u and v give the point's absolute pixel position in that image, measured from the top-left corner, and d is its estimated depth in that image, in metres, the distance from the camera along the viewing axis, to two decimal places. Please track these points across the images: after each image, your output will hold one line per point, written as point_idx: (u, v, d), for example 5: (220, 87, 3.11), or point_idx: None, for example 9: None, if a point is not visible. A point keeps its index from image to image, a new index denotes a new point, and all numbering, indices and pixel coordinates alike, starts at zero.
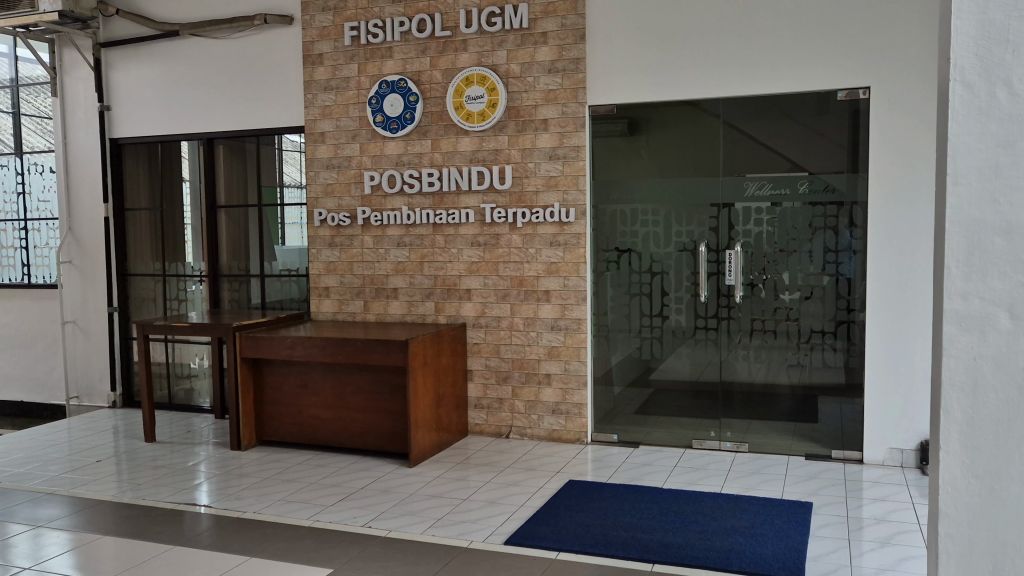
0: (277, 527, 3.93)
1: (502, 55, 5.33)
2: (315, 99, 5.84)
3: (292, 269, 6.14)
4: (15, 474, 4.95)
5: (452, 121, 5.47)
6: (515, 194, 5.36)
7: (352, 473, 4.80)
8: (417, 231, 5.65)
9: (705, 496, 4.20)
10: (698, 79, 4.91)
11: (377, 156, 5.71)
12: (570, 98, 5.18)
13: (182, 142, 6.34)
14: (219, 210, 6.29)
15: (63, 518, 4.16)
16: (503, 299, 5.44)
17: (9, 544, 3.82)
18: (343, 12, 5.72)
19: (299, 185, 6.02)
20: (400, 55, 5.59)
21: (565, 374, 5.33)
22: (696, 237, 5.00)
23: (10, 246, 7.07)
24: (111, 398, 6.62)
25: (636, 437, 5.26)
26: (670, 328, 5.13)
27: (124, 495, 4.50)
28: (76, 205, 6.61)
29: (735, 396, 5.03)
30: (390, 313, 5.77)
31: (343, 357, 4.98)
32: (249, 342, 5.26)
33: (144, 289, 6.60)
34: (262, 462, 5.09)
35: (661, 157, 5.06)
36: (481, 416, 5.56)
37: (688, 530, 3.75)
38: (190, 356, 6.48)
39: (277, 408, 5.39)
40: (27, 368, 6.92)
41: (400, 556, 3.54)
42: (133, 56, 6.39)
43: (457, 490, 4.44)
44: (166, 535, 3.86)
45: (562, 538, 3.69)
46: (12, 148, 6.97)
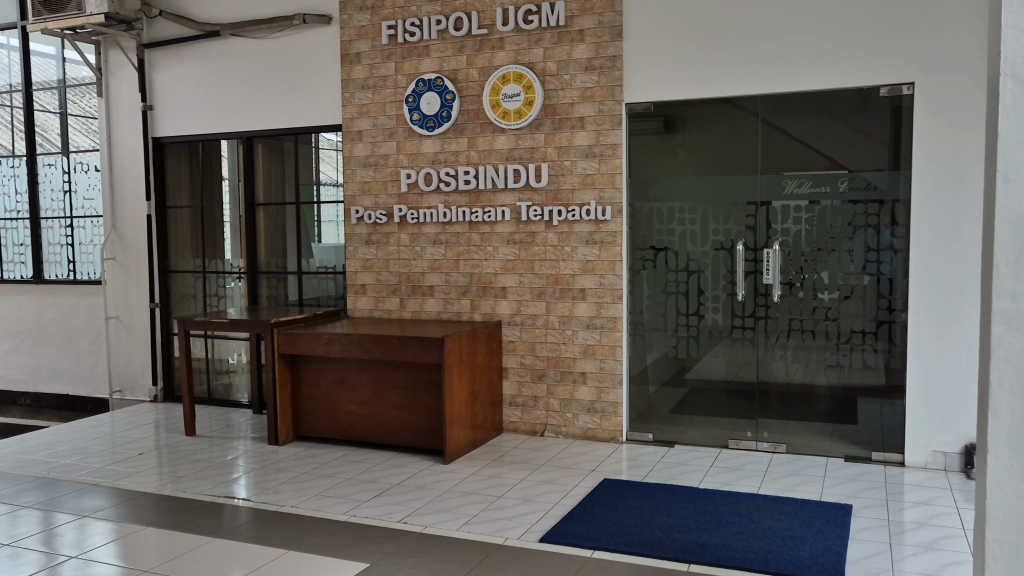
0: (315, 521, 3.98)
1: (538, 53, 5.32)
2: (352, 98, 5.89)
3: (329, 267, 6.20)
4: (61, 465, 5.08)
5: (488, 119, 5.47)
6: (551, 192, 5.35)
7: (388, 469, 4.84)
8: (453, 229, 5.67)
9: (741, 496, 4.16)
10: (735, 76, 4.86)
11: (413, 154, 5.74)
12: (606, 95, 5.16)
13: (223, 141, 6.44)
14: (258, 208, 6.37)
15: (107, 508, 4.26)
16: (539, 297, 5.44)
17: (56, 533, 3.92)
18: (381, 11, 5.76)
19: (336, 184, 6.07)
20: (437, 54, 5.61)
21: (600, 373, 5.32)
22: (733, 236, 4.95)
23: (56, 243, 7.27)
24: (152, 392, 6.76)
25: (672, 436, 5.23)
26: (706, 327, 5.09)
27: (165, 487, 4.58)
28: (119, 202, 6.76)
29: (772, 396, 4.96)
30: (426, 310, 5.80)
31: (380, 354, 5.02)
32: (287, 338, 5.32)
33: (184, 286, 6.71)
34: (299, 457, 5.15)
35: (697, 155, 5.01)
36: (516, 413, 5.57)
37: (725, 530, 3.72)
38: (229, 351, 6.58)
39: (315, 403, 5.45)
40: (72, 362, 7.08)
41: (435, 552, 3.57)
42: (176, 56, 6.51)
43: (491, 487, 4.45)
44: (207, 528, 3.92)
45: (598, 536, 3.69)
46: (59, 148, 7.16)
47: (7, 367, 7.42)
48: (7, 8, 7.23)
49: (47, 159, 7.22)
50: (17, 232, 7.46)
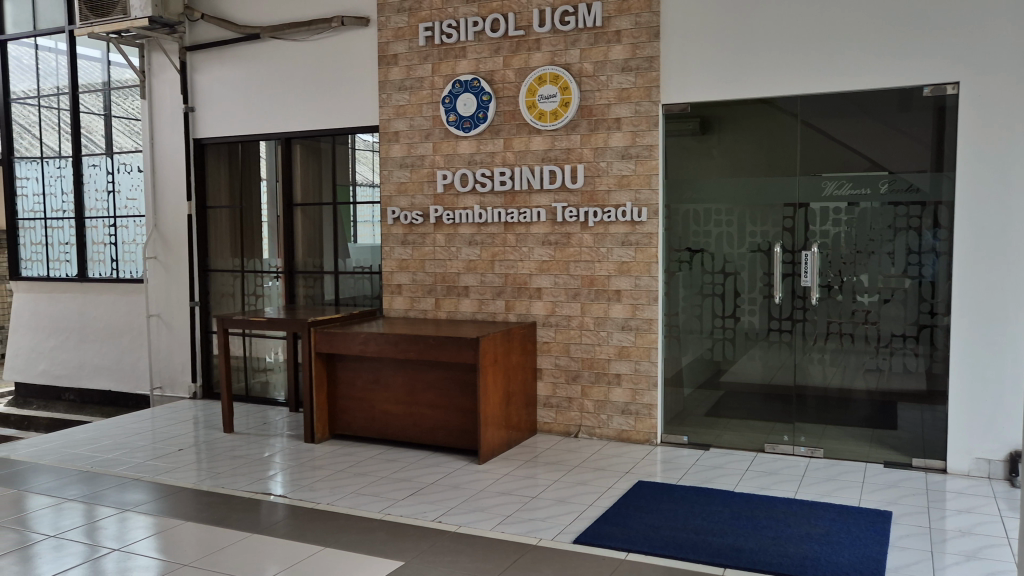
0: (351, 519, 4.01)
1: (575, 53, 5.32)
2: (389, 99, 5.95)
3: (365, 267, 6.25)
4: (104, 460, 5.19)
5: (524, 120, 5.48)
6: (587, 193, 5.35)
7: (423, 468, 4.87)
8: (488, 229, 5.69)
9: (777, 501, 4.12)
10: (774, 76, 4.81)
11: (449, 155, 5.77)
12: (643, 96, 5.14)
13: (262, 142, 6.53)
14: (296, 208, 6.45)
15: (148, 502, 4.34)
16: (574, 298, 5.44)
17: (98, 526, 4.00)
18: (418, 13, 5.79)
19: (372, 185, 6.13)
20: (474, 55, 5.63)
21: (635, 374, 5.30)
22: (770, 238, 4.90)
23: (100, 242, 7.43)
24: (191, 390, 6.87)
25: (707, 439, 5.20)
26: (742, 329, 5.05)
27: (203, 483, 4.66)
28: (161, 202, 6.90)
29: (809, 400, 4.91)
30: (461, 310, 5.82)
31: (415, 354, 5.06)
32: (324, 337, 5.39)
33: (223, 285, 6.82)
34: (335, 455, 5.20)
35: (734, 156, 4.97)
36: (550, 414, 5.57)
37: (760, 535, 3.69)
38: (266, 350, 6.67)
39: (350, 402, 5.50)
40: (114, 359, 7.22)
41: (468, 551, 3.59)
42: (217, 58, 6.62)
43: (526, 488, 4.46)
44: (244, 523, 3.99)
45: (632, 538, 3.68)
46: (103, 149, 7.31)
47: (51, 363, 7.59)
48: (56, 12, 7.41)
49: (92, 160, 7.38)
50: (63, 231, 7.64)
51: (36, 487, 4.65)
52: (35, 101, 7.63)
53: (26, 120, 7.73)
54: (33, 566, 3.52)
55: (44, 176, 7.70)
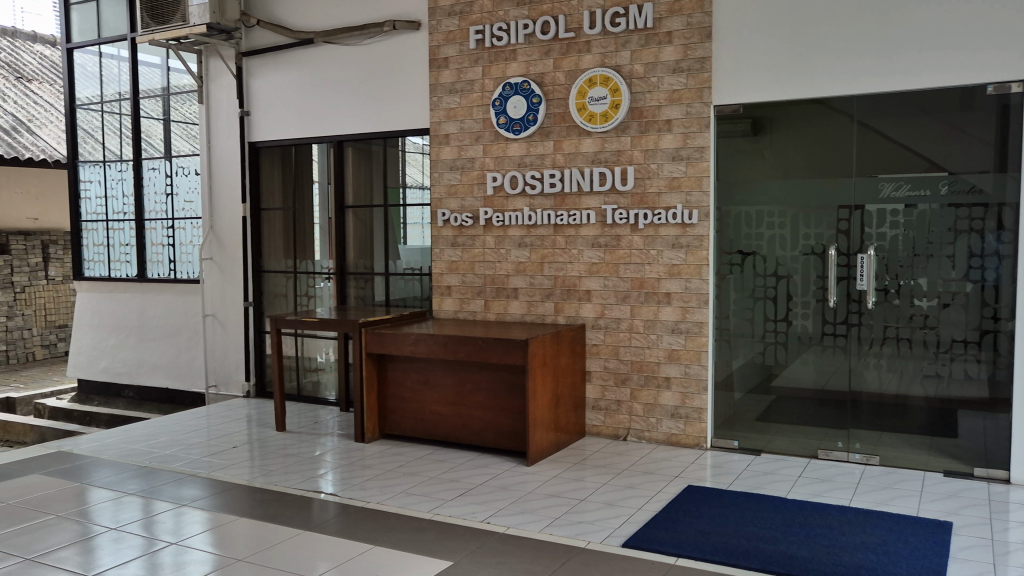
0: (401, 518, 4.05)
1: (626, 55, 5.30)
2: (440, 102, 5.99)
3: (415, 268, 6.31)
4: (162, 455, 5.33)
5: (575, 122, 5.47)
6: (638, 196, 5.32)
7: (473, 469, 4.90)
8: (538, 231, 5.69)
9: (831, 509, 4.05)
10: (829, 75, 4.73)
11: (499, 157, 5.78)
12: (695, 97, 5.10)
13: (315, 144, 6.63)
14: (348, 210, 6.53)
15: (204, 498, 4.44)
16: (624, 300, 5.42)
17: (156, 520, 4.11)
18: (469, 16, 5.82)
19: (422, 187, 6.18)
20: (525, 57, 5.64)
21: (685, 378, 5.26)
22: (825, 240, 4.82)
23: (158, 243, 7.62)
24: (245, 388, 7.01)
25: (758, 444, 5.13)
26: (795, 333, 4.97)
27: (257, 480, 4.76)
28: (218, 205, 7.07)
29: (864, 406, 4.81)
30: (511, 312, 5.84)
31: (465, 355, 5.09)
32: (375, 338, 5.45)
33: (277, 285, 6.94)
34: (385, 454, 5.26)
35: (785, 157, 4.90)
36: (599, 417, 5.56)
37: (814, 542, 3.62)
38: (318, 349, 6.77)
39: (400, 402, 5.56)
40: (171, 358, 7.40)
41: (518, 552, 3.60)
42: (271, 63, 6.74)
43: (575, 490, 4.46)
44: (297, 520, 4.05)
45: (682, 543, 3.65)
46: (162, 153, 7.50)
47: (112, 361, 7.80)
48: (118, 21, 7.64)
49: (152, 164, 7.58)
50: (124, 232, 7.86)
51: (98, 481, 4.80)
52: (99, 107, 7.87)
53: (90, 125, 7.97)
54: (94, 558, 3.63)
55: (106, 179, 7.93)
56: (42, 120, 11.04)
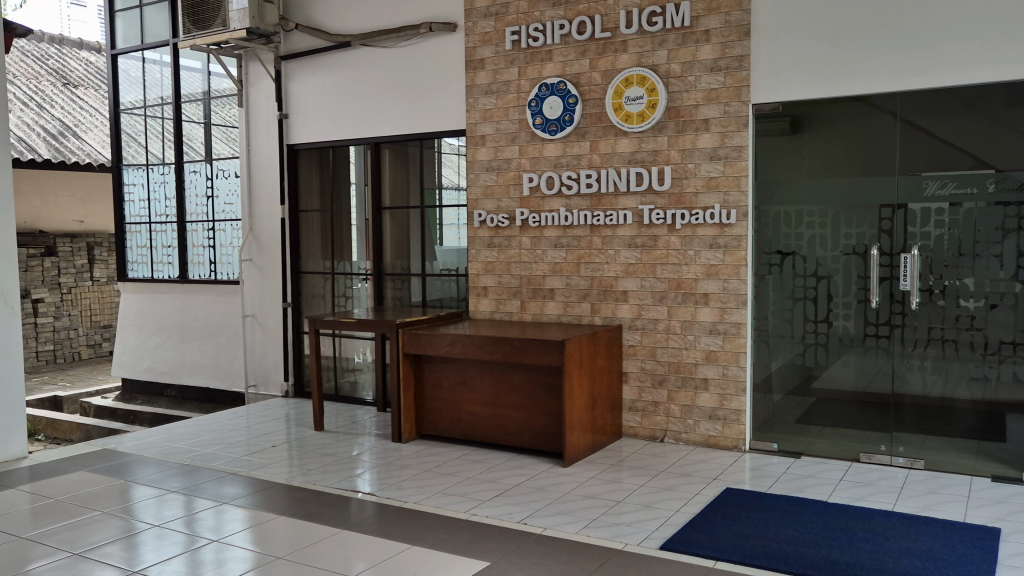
0: (438, 518, 4.07)
1: (663, 55, 5.27)
2: (476, 103, 6.00)
3: (451, 269, 6.33)
4: (203, 454, 5.41)
5: (611, 122, 5.45)
6: (675, 196, 5.28)
7: (509, 470, 4.90)
8: (575, 231, 5.68)
9: (874, 513, 3.98)
10: (870, 72, 4.66)
11: (536, 157, 5.78)
12: (733, 97, 5.05)
13: (352, 147, 6.70)
14: (384, 212, 6.57)
15: (244, 496, 4.50)
16: (661, 301, 5.38)
17: (197, 518, 4.17)
18: (505, 17, 5.83)
19: (458, 188, 6.20)
20: (561, 57, 5.63)
21: (723, 379, 5.21)
22: (867, 240, 4.74)
23: (199, 245, 7.75)
24: (284, 388, 7.09)
25: (798, 447, 5.07)
26: (837, 334, 4.90)
27: (295, 479, 4.80)
28: (258, 207, 7.16)
29: (907, 409, 4.72)
30: (547, 313, 5.83)
31: (502, 355, 5.09)
32: (412, 339, 5.48)
33: (315, 286, 7.02)
34: (422, 454, 5.29)
35: (825, 156, 4.83)
36: (636, 418, 5.53)
37: (857, 548, 3.57)
38: (355, 350, 6.83)
39: (437, 402, 5.58)
40: (212, 358, 7.52)
41: (555, 554, 3.59)
42: (309, 66, 6.82)
43: (612, 492, 4.44)
44: (335, 519, 4.09)
45: (721, 546, 3.61)
46: (203, 156, 7.63)
47: (154, 360, 7.94)
48: (160, 27, 7.78)
49: (193, 167, 7.71)
50: (166, 235, 8.00)
51: (141, 478, 4.88)
52: (142, 111, 8.03)
53: (134, 129, 8.13)
54: (138, 554, 3.70)
55: (149, 182, 8.08)
56: (87, 125, 11.27)
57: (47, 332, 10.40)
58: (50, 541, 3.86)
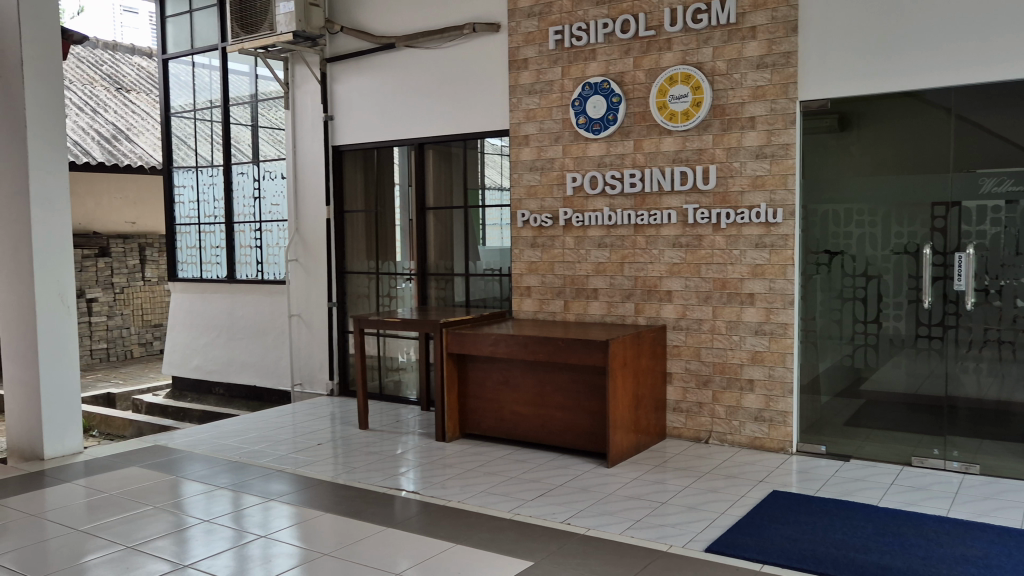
0: (482, 517, 4.09)
1: (708, 52, 5.22)
2: (520, 103, 6.01)
3: (494, 269, 6.35)
4: (251, 451, 5.50)
5: (655, 121, 5.42)
6: (720, 195, 5.23)
7: (552, 470, 4.90)
8: (618, 231, 5.65)
9: (927, 519, 3.89)
10: (922, 67, 4.56)
11: (579, 157, 5.76)
12: (780, 94, 4.98)
13: (396, 148, 6.75)
14: (428, 212, 6.61)
15: (290, 493, 4.57)
16: (705, 301, 5.33)
17: (244, 514, 4.24)
18: (549, 17, 5.82)
19: (501, 188, 6.22)
20: (605, 56, 5.61)
21: (769, 380, 5.14)
22: (919, 239, 4.64)
23: (246, 245, 7.88)
24: (329, 387, 7.17)
25: (847, 450, 4.98)
26: (887, 335, 4.80)
27: (340, 477, 4.86)
28: (304, 208, 7.26)
29: (961, 412, 4.60)
30: (591, 313, 5.82)
31: (545, 355, 5.09)
32: (455, 338, 5.51)
33: (359, 286, 7.09)
34: (465, 453, 5.31)
35: (875, 154, 4.74)
36: (680, 419, 5.48)
37: (909, 554, 3.49)
38: (399, 349, 6.88)
39: (480, 402, 5.60)
40: (260, 356, 7.64)
41: (598, 555, 3.58)
42: (354, 68, 6.89)
43: (656, 493, 4.41)
44: (380, 517, 4.13)
45: (768, 550, 3.57)
46: (249, 158, 7.75)
47: (203, 359, 8.10)
48: (209, 31, 7.94)
49: (240, 168, 7.85)
50: (214, 235, 8.16)
51: (191, 474, 4.99)
52: (192, 115, 8.19)
53: (183, 132, 8.30)
54: (189, 548, 3.77)
55: (198, 184, 8.24)
56: (139, 129, 11.52)
57: (100, 331, 10.68)
58: (104, 534, 3.96)
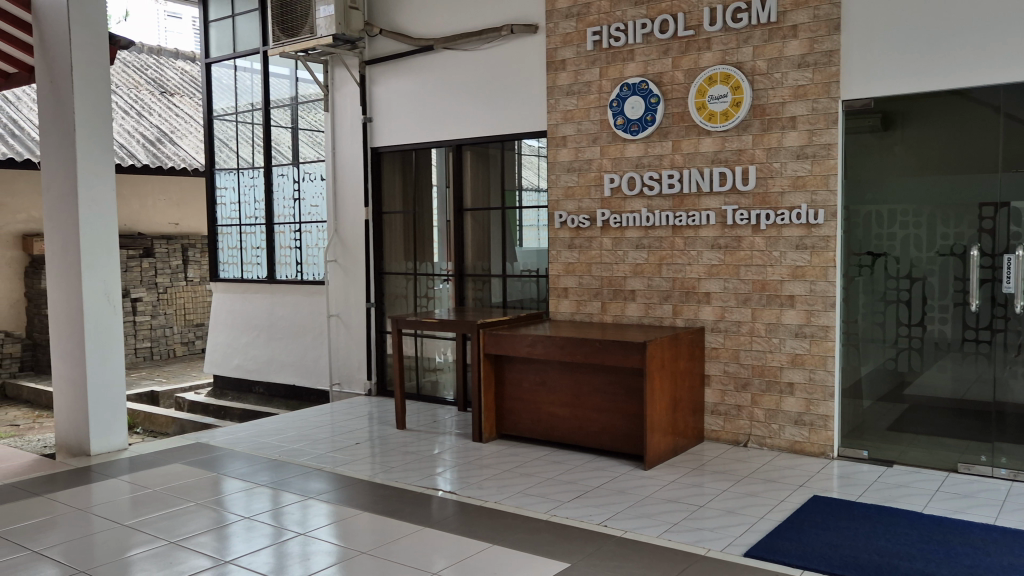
0: (519, 518, 4.09)
1: (748, 52, 5.16)
2: (557, 104, 6.01)
3: (532, 270, 6.35)
4: (291, 449, 5.57)
5: (694, 121, 5.38)
6: (759, 196, 5.18)
7: (588, 471, 4.89)
8: (656, 232, 5.61)
9: (973, 527, 3.81)
10: (969, 64, 4.46)
11: (617, 158, 5.74)
12: (821, 93, 4.91)
13: (434, 149, 6.78)
14: (465, 213, 6.64)
15: (329, 491, 4.61)
16: (744, 302, 5.28)
17: (284, 511, 4.29)
18: (587, 17, 5.81)
19: (537, 189, 6.22)
20: (643, 57, 5.58)
21: (810, 384, 5.07)
22: (966, 240, 4.55)
23: (287, 246, 7.99)
24: (367, 386, 7.23)
25: (890, 456, 4.89)
26: (932, 338, 4.71)
27: (377, 476, 4.90)
28: (342, 209, 7.33)
29: (1010, 418, 4.50)
30: (628, 314, 5.78)
31: (582, 356, 5.08)
32: (492, 339, 5.52)
33: (397, 287, 7.14)
34: (502, 454, 5.32)
35: (920, 153, 4.65)
36: (718, 422, 5.44)
37: (954, 562, 3.42)
38: (436, 349, 6.92)
39: (516, 403, 5.60)
40: (299, 356, 7.72)
41: (635, 557, 3.56)
42: (393, 70, 6.94)
43: (694, 496, 4.38)
44: (417, 516, 4.15)
45: (809, 556, 3.52)
46: (289, 160, 7.85)
47: (244, 358, 8.21)
48: (251, 35, 8.05)
49: (281, 170, 7.95)
50: (255, 236, 8.27)
51: (232, 471, 5.06)
52: (233, 117, 8.32)
53: (225, 135, 8.43)
54: (229, 544, 3.83)
55: (239, 185, 8.36)
56: (183, 131, 11.73)
57: (145, 329, 10.88)
58: (148, 529, 4.03)
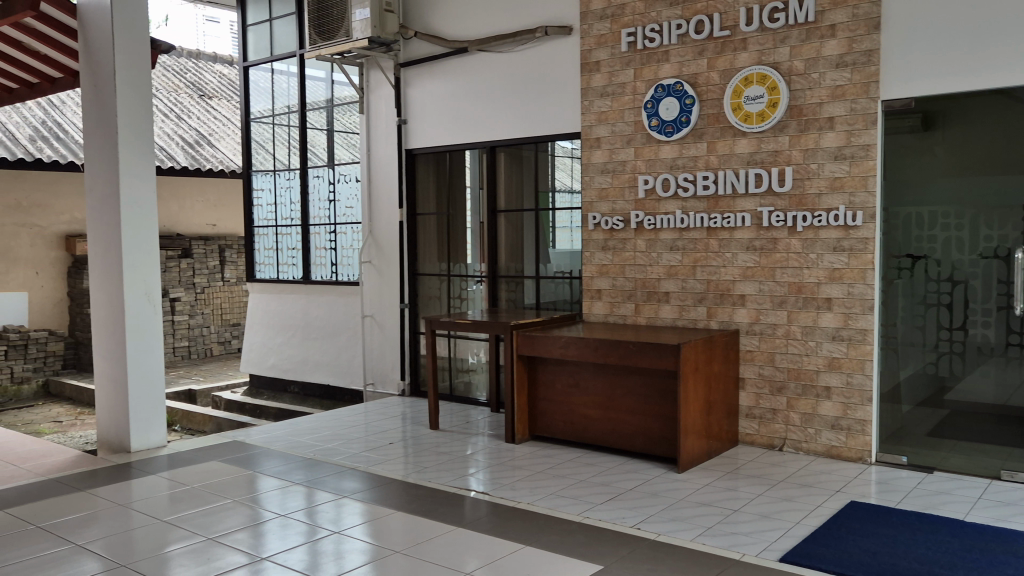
0: (551, 519, 4.09)
1: (785, 52, 5.11)
2: (592, 105, 5.99)
3: (565, 271, 6.34)
4: (325, 448, 5.62)
5: (729, 122, 5.33)
6: (796, 197, 5.12)
7: (621, 474, 4.87)
8: (690, 234, 5.57)
9: (1017, 536, 3.73)
10: (1013, 63, 4.38)
11: (651, 159, 5.71)
12: (860, 93, 4.84)
13: (468, 151, 6.81)
14: (499, 214, 6.66)
15: (363, 491, 4.65)
16: (780, 305, 5.23)
17: (319, 510, 4.33)
18: (621, 18, 5.79)
19: (571, 190, 6.22)
20: (677, 58, 5.55)
21: (847, 388, 5.00)
22: (1010, 243, 4.47)
23: (322, 247, 8.06)
24: (400, 387, 7.28)
25: (931, 462, 4.81)
26: (975, 342, 4.64)
27: (411, 476, 4.92)
28: (377, 210, 7.39)
29: None
30: (662, 316, 5.75)
31: (615, 359, 5.06)
32: (525, 340, 5.52)
33: (430, 288, 7.17)
34: (534, 455, 5.31)
35: (962, 154, 4.57)
36: (753, 425, 5.39)
37: (997, 571, 3.35)
38: (470, 350, 6.94)
39: (549, 404, 5.60)
40: (333, 355, 7.79)
41: (669, 560, 3.54)
42: (427, 72, 6.98)
43: (728, 500, 4.34)
44: (450, 517, 4.16)
45: (846, 562, 3.47)
46: (325, 162, 7.93)
47: (279, 357, 8.29)
48: (287, 38, 8.14)
49: (316, 172, 8.04)
50: (291, 237, 8.36)
51: (267, 470, 5.12)
52: (270, 120, 8.42)
53: (262, 137, 8.54)
54: (265, 541, 3.87)
55: (276, 187, 8.46)
56: (221, 134, 11.90)
57: (183, 329, 11.04)
58: (186, 525, 4.10)
